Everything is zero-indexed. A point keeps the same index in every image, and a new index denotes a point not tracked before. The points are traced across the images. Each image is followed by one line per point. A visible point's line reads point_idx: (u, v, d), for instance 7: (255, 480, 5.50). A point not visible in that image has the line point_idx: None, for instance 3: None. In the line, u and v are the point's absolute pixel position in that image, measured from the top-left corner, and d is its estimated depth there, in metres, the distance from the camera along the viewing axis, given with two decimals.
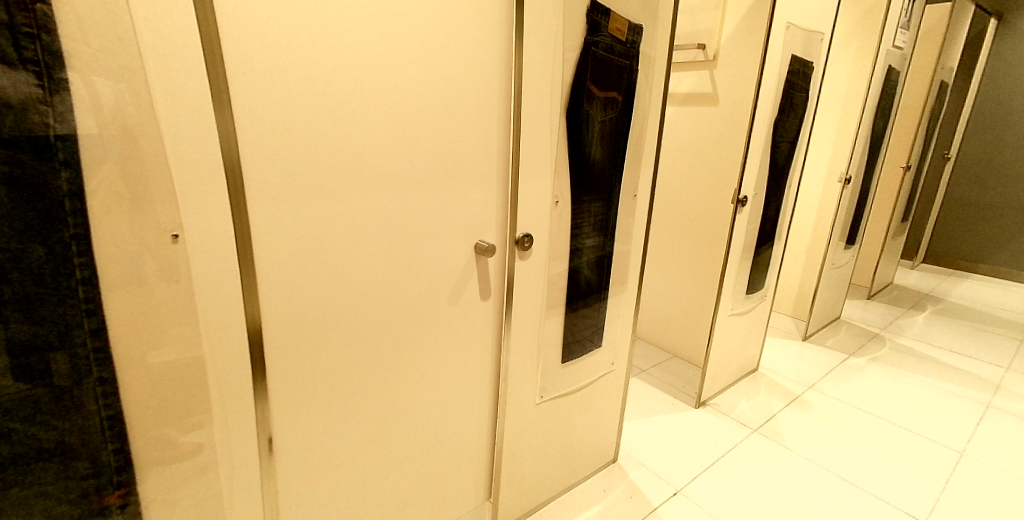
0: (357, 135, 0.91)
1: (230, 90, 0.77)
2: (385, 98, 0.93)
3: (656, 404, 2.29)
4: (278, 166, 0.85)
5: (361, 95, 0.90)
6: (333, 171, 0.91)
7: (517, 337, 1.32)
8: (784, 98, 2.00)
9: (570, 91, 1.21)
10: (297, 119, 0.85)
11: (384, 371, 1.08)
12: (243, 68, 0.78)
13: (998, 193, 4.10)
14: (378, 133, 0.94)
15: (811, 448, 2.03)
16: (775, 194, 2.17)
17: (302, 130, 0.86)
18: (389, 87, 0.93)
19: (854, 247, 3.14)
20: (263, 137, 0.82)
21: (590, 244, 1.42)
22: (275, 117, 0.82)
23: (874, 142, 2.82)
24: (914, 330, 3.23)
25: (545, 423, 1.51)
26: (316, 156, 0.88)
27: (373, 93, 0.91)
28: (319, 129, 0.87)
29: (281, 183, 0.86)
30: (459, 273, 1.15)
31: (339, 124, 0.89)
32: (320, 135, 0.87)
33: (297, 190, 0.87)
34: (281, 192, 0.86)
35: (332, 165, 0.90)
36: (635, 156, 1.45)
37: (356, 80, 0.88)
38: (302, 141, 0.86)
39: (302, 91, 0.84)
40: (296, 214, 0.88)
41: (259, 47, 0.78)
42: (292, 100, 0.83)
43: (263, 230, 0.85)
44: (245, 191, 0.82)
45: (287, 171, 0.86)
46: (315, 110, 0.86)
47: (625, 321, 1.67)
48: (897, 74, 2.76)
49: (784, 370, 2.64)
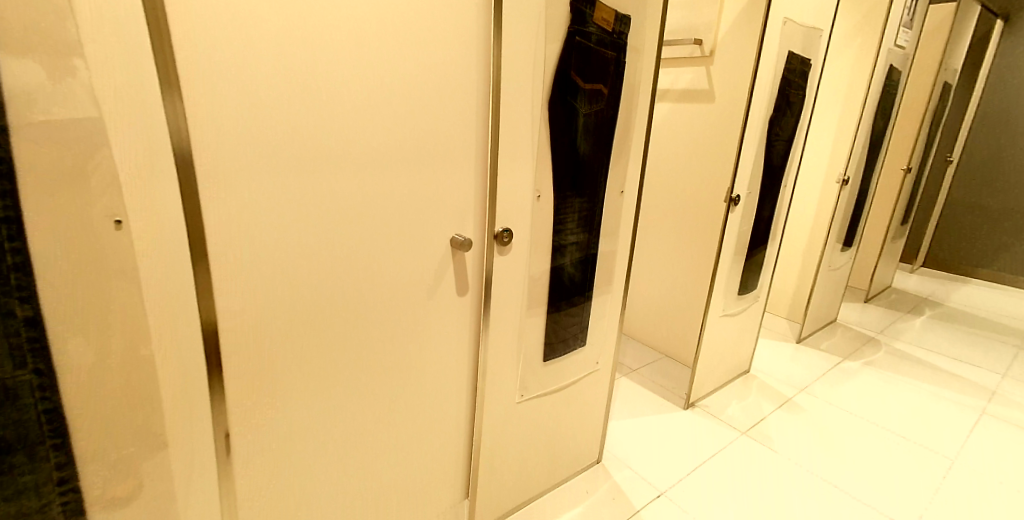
0: (323, 122, 0.89)
1: (180, 73, 0.74)
2: (352, 89, 0.90)
3: (644, 404, 2.26)
4: (235, 151, 0.82)
5: (327, 85, 0.87)
6: (297, 164, 0.88)
7: (495, 335, 1.30)
8: (781, 95, 1.96)
9: (553, 82, 1.17)
10: (256, 102, 0.82)
11: (353, 366, 1.06)
12: (198, 52, 0.75)
13: (1001, 197, 4.06)
14: (345, 125, 0.91)
15: (799, 453, 2.00)
16: (770, 193, 2.12)
17: (263, 114, 0.83)
18: (358, 71, 0.90)
19: (851, 250, 3.09)
20: (219, 125, 0.79)
21: (573, 241, 1.39)
22: (233, 100, 0.80)
23: (873, 142, 2.77)
24: (911, 334, 3.19)
25: (525, 422, 1.49)
26: (277, 141, 0.85)
27: (342, 78, 0.89)
28: (281, 112, 0.84)
29: (240, 173, 0.83)
30: (433, 268, 1.13)
31: (303, 109, 0.86)
32: (282, 126, 0.85)
33: (257, 177, 0.85)
34: (240, 180, 0.83)
35: (295, 152, 0.88)
36: (622, 152, 1.41)
37: (321, 69, 0.86)
38: (263, 127, 0.83)
39: (262, 78, 0.81)
40: (256, 206, 0.86)
41: (215, 27, 0.76)
42: (251, 83, 0.81)
43: (220, 219, 0.83)
44: (195, 181, 0.79)
45: (245, 162, 0.83)
46: (277, 94, 0.83)
47: (611, 321, 1.64)
48: (898, 73, 2.71)
49: (776, 372, 2.61)
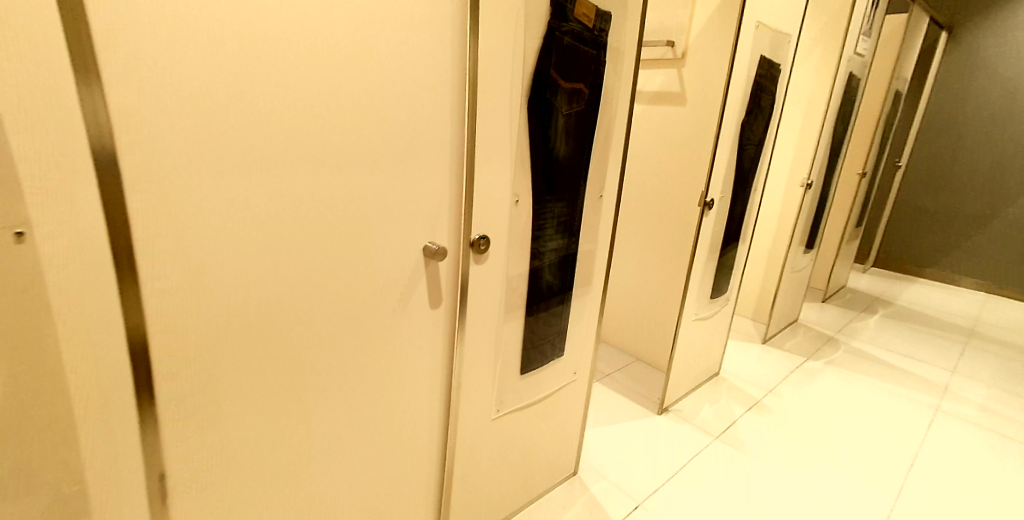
0: (279, 120, 0.79)
1: (98, 59, 0.63)
2: (311, 83, 0.81)
3: (618, 410, 2.22)
4: (171, 150, 0.70)
5: (282, 80, 0.78)
6: (249, 168, 0.78)
7: (470, 347, 1.22)
8: (753, 99, 1.96)
9: (532, 80, 1.10)
10: (197, 93, 0.71)
11: (315, 384, 0.97)
12: (122, 35, 0.64)
13: (945, 200, 4.29)
14: (303, 124, 0.82)
15: (771, 456, 2.01)
16: (741, 197, 2.13)
17: (205, 110, 0.72)
18: (319, 62, 0.81)
19: (812, 251, 3.17)
20: (149, 121, 0.68)
21: (552, 247, 1.33)
22: (168, 93, 0.69)
23: (834, 147, 2.84)
24: (868, 333, 3.31)
25: (501, 438, 1.41)
26: (224, 138, 0.75)
27: (302, 70, 0.79)
28: (229, 109, 0.74)
29: (179, 178, 0.72)
30: (404, 278, 1.04)
31: (255, 102, 0.76)
32: (229, 125, 0.75)
33: (199, 179, 0.74)
34: (179, 186, 0.72)
35: (246, 150, 0.77)
36: (601, 155, 1.36)
37: (273, 63, 0.76)
38: (206, 125, 0.73)
39: (203, 69, 0.71)
40: (199, 216, 0.75)
41: (143, 8, 0.64)
42: (190, 72, 0.70)
43: (152, 229, 0.71)
44: (121, 186, 0.67)
45: (186, 164, 0.72)
46: (224, 84, 0.73)
47: (588, 329, 1.59)
48: (857, 80, 2.79)
49: (745, 374, 2.63)
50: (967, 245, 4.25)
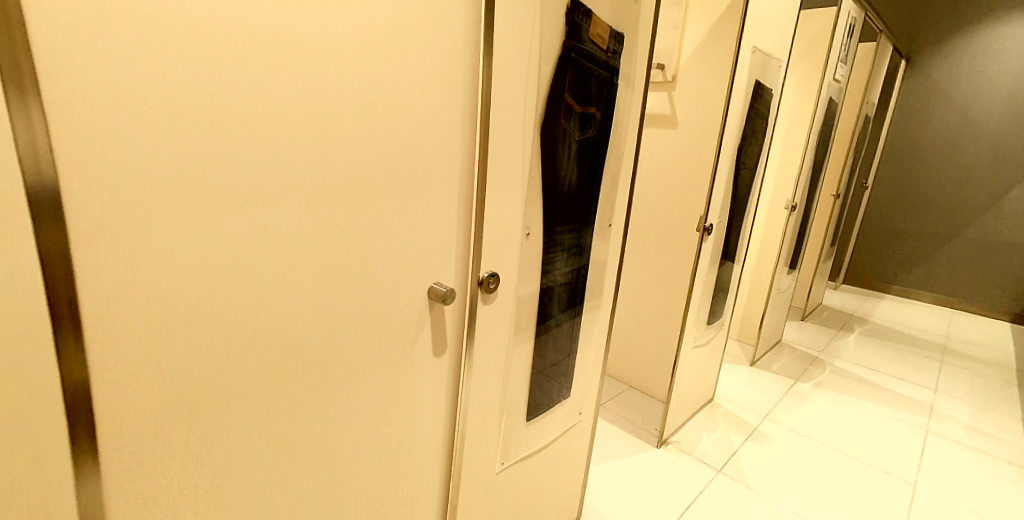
0: (277, 156, 0.68)
1: (41, 86, 0.49)
2: (314, 113, 0.70)
3: (617, 445, 2.11)
4: (140, 191, 0.57)
5: (281, 109, 0.67)
6: (240, 211, 0.66)
7: (476, 394, 1.11)
8: (748, 122, 1.94)
9: (546, 104, 1.03)
10: (174, 117, 0.58)
11: (310, 450, 0.84)
12: (78, 57, 0.51)
13: (908, 220, 4.43)
14: (303, 159, 0.71)
15: (776, 489, 1.94)
16: (736, 220, 2.10)
17: (185, 145, 0.60)
18: (323, 90, 0.70)
19: (795, 272, 3.18)
20: (111, 160, 0.55)
21: (561, 279, 1.24)
22: (135, 126, 0.56)
23: (815, 169, 2.88)
24: (849, 352, 3.33)
25: (506, 490, 1.29)
26: (208, 177, 0.62)
27: (303, 96, 0.69)
28: (215, 145, 0.62)
29: (150, 227, 0.59)
30: (408, 324, 0.92)
31: (247, 131, 0.65)
32: (215, 163, 0.62)
33: (175, 222, 0.61)
34: (150, 237, 0.59)
35: (237, 186, 0.65)
36: (611, 182, 1.29)
37: (271, 89, 0.66)
38: (185, 164, 0.60)
39: (184, 98, 0.59)
40: (178, 272, 0.62)
41: (109, 27, 0.52)
42: (166, 102, 0.57)
43: (109, 285, 0.57)
44: (72, 241, 0.54)
45: (159, 212, 0.59)
46: (210, 108, 0.61)
47: (594, 364, 1.50)
48: (836, 104, 2.84)
49: (738, 399, 2.58)
50: (930, 263, 4.39)
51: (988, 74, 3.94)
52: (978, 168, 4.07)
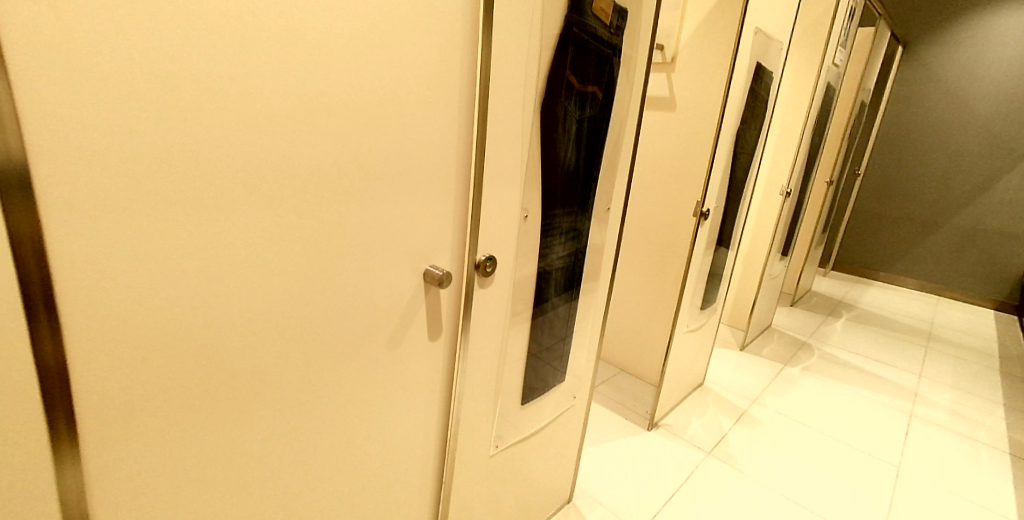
0: (266, 134, 0.65)
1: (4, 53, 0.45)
2: (305, 89, 0.67)
3: (608, 428, 2.12)
4: (115, 168, 0.54)
5: (270, 84, 0.63)
6: (226, 192, 0.63)
7: (471, 379, 1.10)
8: (748, 106, 1.92)
9: (546, 83, 0.99)
10: (151, 90, 0.54)
11: (303, 436, 0.82)
12: (42, 23, 0.47)
13: (898, 207, 4.46)
14: (294, 137, 0.67)
15: (763, 471, 1.97)
16: (732, 204, 2.08)
17: (166, 122, 0.56)
18: (314, 63, 0.66)
19: (787, 258, 3.20)
20: (83, 135, 0.51)
21: (558, 263, 1.22)
22: (110, 101, 0.52)
23: (811, 154, 2.86)
24: (836, 337, 3.38)
25: (500, 474, 1.29)
26: (192, 156, 0.59)
27: (292, 69, 0.65)
28: (197, 121, 0.58)
29: (128, 207, 0.56)
30: (402, 309, 0.90)
31: (234, 106, 0.61)
32: (197, 140, 0.59)
33: (159, 200, 0.58)
34: (128, 218, 0.56)
35: (223, 165, 0.62)
36: (610, 164, 1.26)
37: (260, 61, 0.62)
38: (165, 141, 0.57)
39: (163, 70, 0.55)
40: (161, 255, 0.59)
41: None
42: (144, 73, 0.54)
43: (84, 269, 0.54)
44: (42, 223, 0.50)
45: (138, 191, 0.56)
46: (192, 82, 0.57)
47: (589, 348, 1.49)
48: (833, 89, 2.82)
49: (728, 383, 2.60)
50: (919, 250, 4.43)
51: (984, 62, 3.93)
52: (970, 156, 4.08)
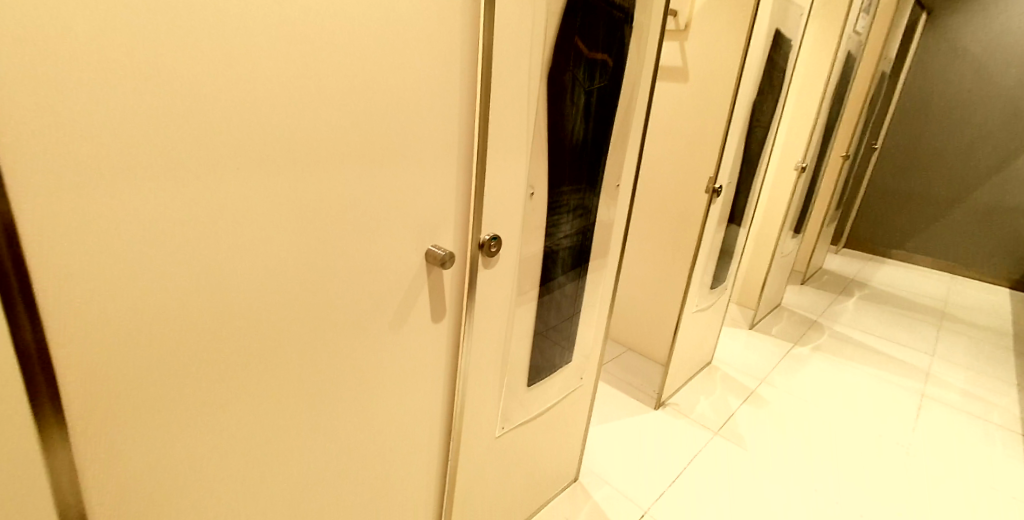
0: (256, 108, 0.61)
1: None
2: (297, 59, 0.62)
3: (615, 407, 2.11)
4: (91, 146, 0.50)
5: (259, 52, 0.59)
6: (214, 171, 0.59)
7: (476, 361, 1.07)
8: (765, 77, 1.83)
9: (554, 51, 0.94)
10: (128, 62, 0.50)
11: (303, 420, 0.80)
12: None
13: (915, 183, 4.34)
14: (287, 111, 0.63)
15: (771, 451, 1.95)
16: (745, 180, 2.02)
17: (142, 94, 0.52)
18: (307, 31, 0.62)
19: (799, 236, 3.13)
20: (53, 110, 0.47)
21: (566, 241, 1.18)
22: (80, 74, 0.48)
23: (828, 127, 2.77)
24: (847, 316, 3.33)
25: (506, 455, 1.28)
26: (174, 131, 0.55)
27: (282, 36, 0.60)
28: (178, 94, 0.54)
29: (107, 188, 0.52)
30: (403, 291, 0.87)
31: (220, 77, 0.57)
32: (180, 115, 0.55)
33: (142, 180, 0.54)
34: (107, 199, 0.52)
35: (210, 143, 0.58)
36: (620, 138, 1.21)
37: (248, 28, 0.57)
38: (145, 116, 0.52)
39: (139, 38, 0.50)
40: (145, 237, 0.56)
41: None
42: (116, 41, 0.49)
43: (63, 254, 0.51)
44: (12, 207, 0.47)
45: (117, 170, 0.52)
46: (172, 52, 0.53)
47: (596, 329, 1.46)
48: (853, 59, 2.70)
49: (736, 362, 2.57)
50: (934, 227, 4.33)
51: (1012, 31, 3.76)
52: (992, 130, 3.94)
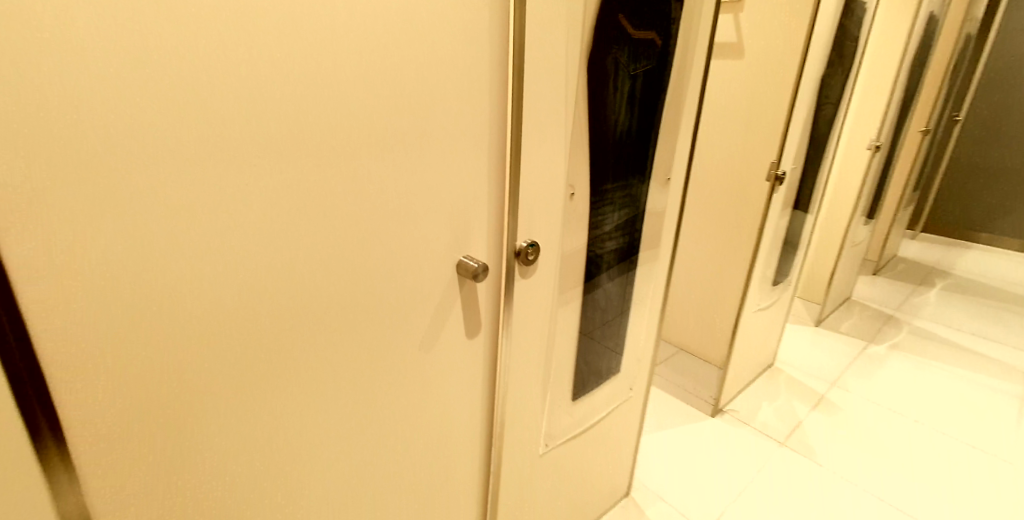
0: (263, 120, 0.54)
1: None
2: (307, 60, 0.55)
3: (669, 414, 1.98)
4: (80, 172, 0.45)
5: (263, 56, 0.52)
6: (220, 192, 0.54)
7: (516, 378, 0.99)
8: (834, 48, 1.64)
9: (595, 33, 0.84)
10: (115, 76, 0.45)
11: (330, 447, 0.75)
12: None
13: (1006, 157, 3.87)
14: (297, 120, 0.57)
15: (847, 464, 1.76)
16: (812, 165, 1.83)
17: (133, 112, 0.46)
18: (316, 28, 0.55)
19: (872, 222, 2.85)
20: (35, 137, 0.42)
21: (610, 243, 1.08)
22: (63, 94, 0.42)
23: (905, 100, 2.49)
24: (929, 309, 3.01)
25: (551, 473, 1.20)
26: (172, 150, 0.49)
27: (289, 36, 0.53)
28: (175, 109, 0.48)
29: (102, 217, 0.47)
30: (434, 307, 0.80)
31: (220, 87, 0.51)
32: (177, 132, 0.49)
33: (140, 207, 0.49)
34: (104, 229, 0.48)
35: (214, 161, 0.52)
36: (671, 127, 1.09)
37: (249, 29, 0.51)
38: (139, 135, 0.47)
39: (127, 49, 0.45)
40: (147, 268, 0.51)
41: None
42: (101, 53, 0.43)
43: (59, 291, 0.47)
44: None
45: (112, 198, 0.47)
46: (165, 62, 0.47)
47: (647, 336, 1.35)
48: (935, 21, 2.41)
49: (803, 363, 2.37)
50: None
51: None
52: None
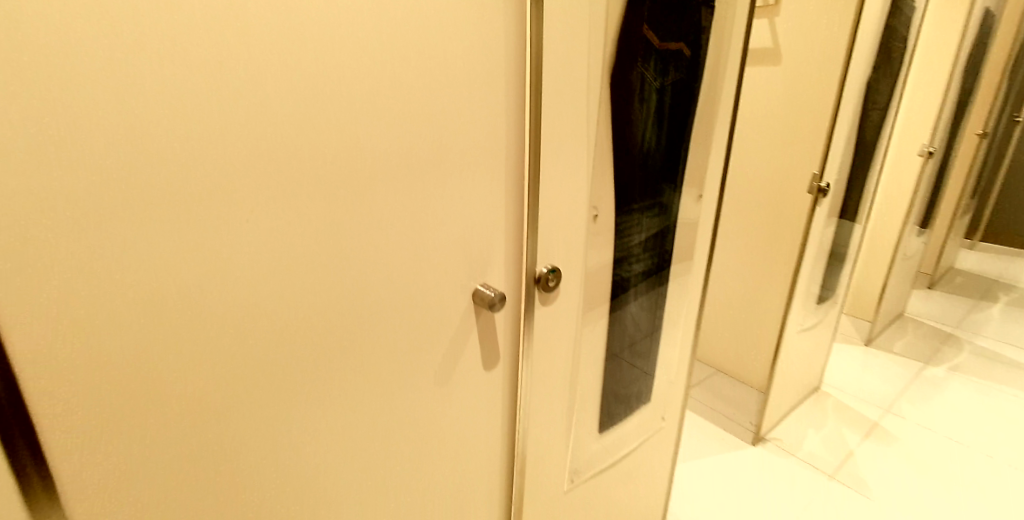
0: (267, 154, 0.51)
1: None
2: (311, 89, 0.52)
3: (706, 442, 1.87)
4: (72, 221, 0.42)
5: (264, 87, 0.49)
6: (221, 232, 0.50)
7: (538, 411, 0.94)
8: (880, 51, 1.54)
9: (617, 45, 0.79)
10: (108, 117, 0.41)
11: (340, 490, 0.71)
12: None
13: None
14: (302, 152, 0.53)
15: (907, 501, 1.61)
16: (858, 175, 1.71)
17: (128, 153, 0.43)
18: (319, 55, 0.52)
19: (925, 232, 2.66)
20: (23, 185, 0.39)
21: (637, 264, 1.02)
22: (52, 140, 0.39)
23: (959, 102, 2.33)
24: (991, 326, 2.78)
25: (579, 510, 1.13)
26: (171, 191, 0.46)
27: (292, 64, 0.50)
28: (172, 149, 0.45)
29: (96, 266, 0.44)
30: (449, 340, 0.75)
31: (220, 122, 0.47)
32: (176, 172, 0.46)
33: (136, 253, 0.46)
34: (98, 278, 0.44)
35: (215, 201, 0.49)
36: (701, 140, 1.02)
37: (248, 59, 0.48)
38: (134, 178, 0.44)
39: (118, 87, 0.41)
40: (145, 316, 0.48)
41: None
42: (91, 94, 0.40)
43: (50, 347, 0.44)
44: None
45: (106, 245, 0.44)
46: (161, 98, 0.44)
47: (680, 361, 1.26)
48: (991, 18, 2.25)
49: (851, 386, 2.21)
50: None
51: None
52: None
